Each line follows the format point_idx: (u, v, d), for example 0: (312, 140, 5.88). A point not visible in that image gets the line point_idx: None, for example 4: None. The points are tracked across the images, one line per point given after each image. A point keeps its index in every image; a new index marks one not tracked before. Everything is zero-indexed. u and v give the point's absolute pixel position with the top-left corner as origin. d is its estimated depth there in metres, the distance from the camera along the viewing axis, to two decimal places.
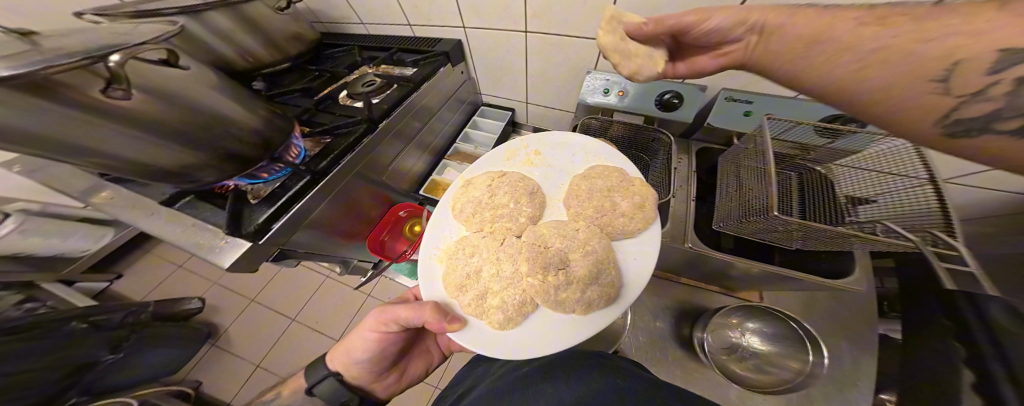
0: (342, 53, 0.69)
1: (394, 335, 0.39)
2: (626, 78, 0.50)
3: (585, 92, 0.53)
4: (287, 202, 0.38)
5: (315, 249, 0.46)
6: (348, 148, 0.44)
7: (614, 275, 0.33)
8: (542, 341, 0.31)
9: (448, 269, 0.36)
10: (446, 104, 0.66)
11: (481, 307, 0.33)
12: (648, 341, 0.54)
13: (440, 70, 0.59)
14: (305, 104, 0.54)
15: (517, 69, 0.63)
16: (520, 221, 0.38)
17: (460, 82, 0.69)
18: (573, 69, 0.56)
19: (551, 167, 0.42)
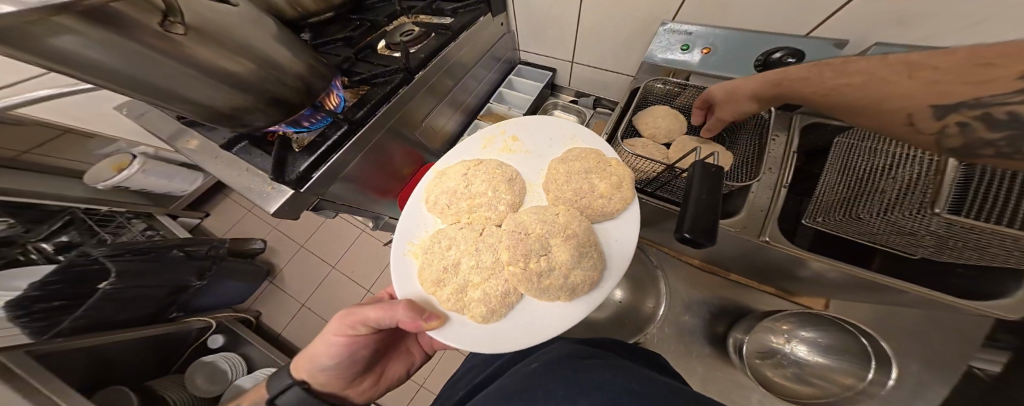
0: (383, 4, 0.65)
1: (364, 339, 0.36)
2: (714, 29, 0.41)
3: (654, 48, 0.46)
4: (326, 151, 0.37)
5: (350, 203, 0.47)
6: (382, 99, 0.41)
7: (597, 259, 0.30)
8: (533, 333, 0.28)
9: (424, 265, 0.32)
10: (482, 61, 0.61)
11: (461, 301, 0.30)
12: (678, 334, 0.50)
13: (480, 20, 0.54)
14: (345, 54, 0.52)
15: (570, 22, 0.55)
16: (500, 210, 0.35)
17: (500, 36, 0.63)
18: (642, 19, 0.46)
19: (530, 155, 0.38)
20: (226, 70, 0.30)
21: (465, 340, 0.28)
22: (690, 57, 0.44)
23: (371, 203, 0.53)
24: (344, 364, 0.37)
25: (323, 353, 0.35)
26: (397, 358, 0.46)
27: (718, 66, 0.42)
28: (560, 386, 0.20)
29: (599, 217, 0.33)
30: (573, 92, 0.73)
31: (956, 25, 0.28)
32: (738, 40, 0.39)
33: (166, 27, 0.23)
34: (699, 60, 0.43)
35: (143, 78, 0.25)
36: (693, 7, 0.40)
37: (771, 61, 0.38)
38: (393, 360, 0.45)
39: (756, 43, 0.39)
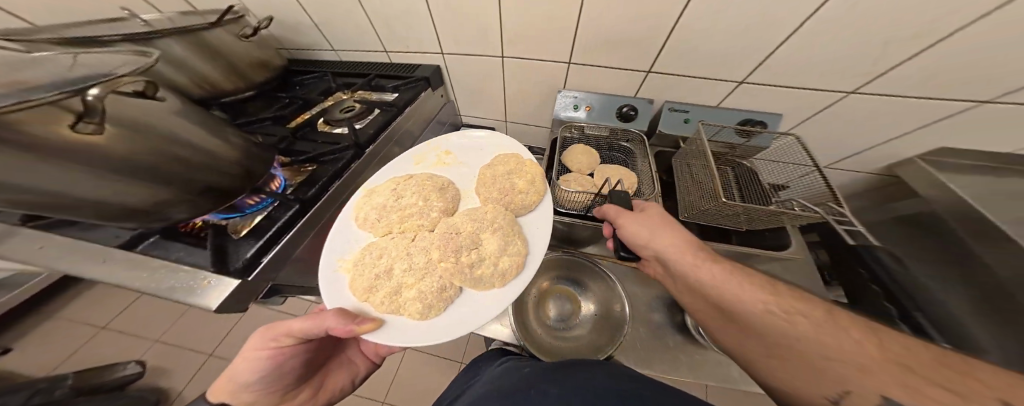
0: (315, 80, 0.69)
1: (295, 349, 0.36)
2: (589, 96, 0.62)
3: (558, 109, 0.64)
4: (274, 235, 0.37)
5: (304, 281, 0.44)
6: (333, 178, 0.43)
7: (520, 244, 0.36)
8: (469, 320, 0.31)
9: (356, 277, 0.34)
10: (427, 127, 0.70)
11: (397, 302, 0.32)
12: (650, 334, 0.56)
13: (421, 94, 0.62)
14: (281, 132, 0.53)
15: (497, 93, 0.73)
16: (433, 216, 0.39)
17: (441, 104, 0.76)
18: (549, 88, 0.67)
19: (462, 165, 0.46)
20: (145, 161, 0.30)
21: (401, 332, 0.30)
22: (580, 112, 0.63)
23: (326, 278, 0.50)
24: (274, 376, 0.36)
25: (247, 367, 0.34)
26: (337, 368, 0.45)
27: (598, 117, 0.63)
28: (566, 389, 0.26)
29: (520, 210, 0.40)
30: None
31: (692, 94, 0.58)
32: (605, 102, 0.61)
33: (80, 127, 0.24)
34: (586, 114, 0.63)
35: (35, 181, 0.24)
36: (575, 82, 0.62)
37: (627, 112, 0.60)
38: (333, 370, 0.45)
39: (617, 101, 0.61)
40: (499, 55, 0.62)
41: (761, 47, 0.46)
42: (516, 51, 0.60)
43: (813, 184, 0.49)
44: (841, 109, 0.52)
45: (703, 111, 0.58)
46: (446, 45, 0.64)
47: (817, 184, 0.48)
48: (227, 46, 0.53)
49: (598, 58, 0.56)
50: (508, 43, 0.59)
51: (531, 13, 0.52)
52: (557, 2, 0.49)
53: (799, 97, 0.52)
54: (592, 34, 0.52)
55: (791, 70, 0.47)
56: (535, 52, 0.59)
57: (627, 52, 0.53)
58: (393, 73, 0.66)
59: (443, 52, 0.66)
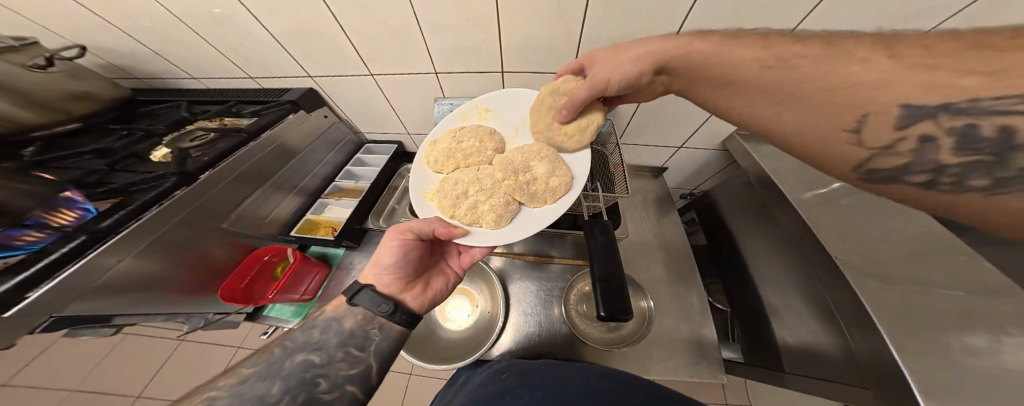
0: (167, 109, 0.76)
1: (416, 242, 0.46)
2: (462, 101, 0.69)
3: (438, 116, 0.71)
4: (43, 271, 0.41)
5: (116, 310, 0.50)
6: (145, 205, 0.51)
7: (564, 171, 0.48)
8: (537, 221, 0.46)
9: (438, 202, 0.48)
10: (312, 146, 0.80)
11: (477, 217, 0.46)
12: (535, 319, 0.69)
13: (287, 117, 0.71)
14: (95, 165, 0.59)
15: (384, 108, 0.78)
16: (488, 153, 0.52)
17: (328, 125, 0.83)
18: (426, 98, 0.72)
19: (500, 119, 0.56)
20: None
21: (482, 236, 0.45)
22: None
23: (167, 302, 0.57)
24: (400, 263, 0.44)
25: (384, 255, 0.44)
26: (438, 274, 0.50)
27: None
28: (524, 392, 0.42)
29: (562, 149, 0.51)
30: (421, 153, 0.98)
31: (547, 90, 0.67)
32: None
33: None
34: None
35: None
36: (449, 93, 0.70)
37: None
38: (437, 274, 0.50)
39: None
40: (366, 72, 0.66)
41: (568, 42, 0.54)
42: (379, 68, 0.64)
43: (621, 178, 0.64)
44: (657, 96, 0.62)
45: None
46: (308, 67, 0.68)
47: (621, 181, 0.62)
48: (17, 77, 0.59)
49: (451, 65, 0.62)
50: (369, 60, 0.63)
51: (373, 34, 0.57)
52: (383, 19, 0.54)
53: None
54: (439, 46, 0.58)
55: None
56: (395, 68, 0.64)
57: (467, 60, 0.61)
58: (256, 99, 0.74)
59: (311, 76, 0.71)
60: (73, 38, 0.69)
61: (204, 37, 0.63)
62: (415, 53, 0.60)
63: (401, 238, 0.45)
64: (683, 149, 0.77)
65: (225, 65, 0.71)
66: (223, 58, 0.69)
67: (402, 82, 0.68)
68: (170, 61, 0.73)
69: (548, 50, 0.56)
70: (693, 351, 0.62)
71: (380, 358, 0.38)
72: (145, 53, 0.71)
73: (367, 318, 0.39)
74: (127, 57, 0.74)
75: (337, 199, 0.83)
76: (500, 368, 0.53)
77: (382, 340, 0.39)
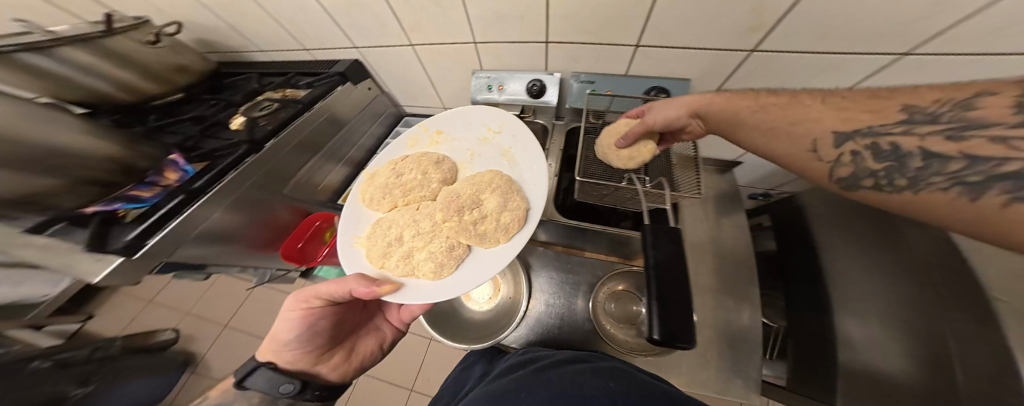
0: (241, 82, 0.86)
1: (323, 310, 0.45)
2: (499, 75, 0.65)
3: (474, 91, 0.68)
4: (158, 221, 0.51)
5: (209, 255, 0.61)
6: (226, 169, 0.58)
7: (519, 201, 0.46)
8: (484, 263, 0.42)
9: (369, 247, 0.46)
10: (359, 117, 0.84)
11: (411, 266, 0.43)
12: (560, 306, 0.68)
13: (337, 88, 0.74)
14: (191, 131, 0.70)
15: (423, 82, 0.78)
16: (433, 186, 0.51)
17: (372, 97, 0.85)
18: (464, 72, 0.69)
19: (453, 143, 0.57)
20: None
21: (416, 289, 0.41)
22: (494, 92, 0.66)
23: (245, 249, 0.68)
24: (309, 333, 0.44)
25: (286, 327, 0.43)
26: (366, 335, 0.55)
27: (510, 99, 0.65)
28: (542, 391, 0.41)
29: (518, 178, 0.50)
30: None
31: (595, 63, 0.58)
32: (512, 80, 0.64)
33: None
34: (498, 94, 0.66)
35: None
36: (486, 66, 0.66)
37: (534, 88, 0.63)
38: (363, 337, 0.54)
39: (528, 77, 0.63)
40: (407, 44, 0.65)
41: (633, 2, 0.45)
42: (419, 38, 0.62)
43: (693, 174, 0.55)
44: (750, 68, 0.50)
45: (609, 81, 0.59)
46: (352, 37, 0.68)
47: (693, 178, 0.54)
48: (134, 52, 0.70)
49: (491, 35, 0.57)
50: (410, 31, 0.62)
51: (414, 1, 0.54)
52: None
53: (696, 59, 0.51)
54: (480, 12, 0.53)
55: (671, 34, 0.48)
56: (434, 38, 0.61)
57: (508, 28, 0.55)
58: (311, 71, 0.79)
59: (355, 46, 0.72)
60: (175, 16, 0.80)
61: (266, 10, 0.67)
62: (453, 22, 0.57)
63: (305, 309, 0.44)
64: None
65: (284, 37, 0.75)
66: (281, 30, 0.73)
67: (440, 54, 0.65)
68: (242, 36, 0.81)
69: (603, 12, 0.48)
70: (736, 370, 0.56)
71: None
72: (224, 29, 0.79)
73: (267, 398, 0.41)
74: (214, 32, 0.83)
75: None
76: (520, 359, 0.53)
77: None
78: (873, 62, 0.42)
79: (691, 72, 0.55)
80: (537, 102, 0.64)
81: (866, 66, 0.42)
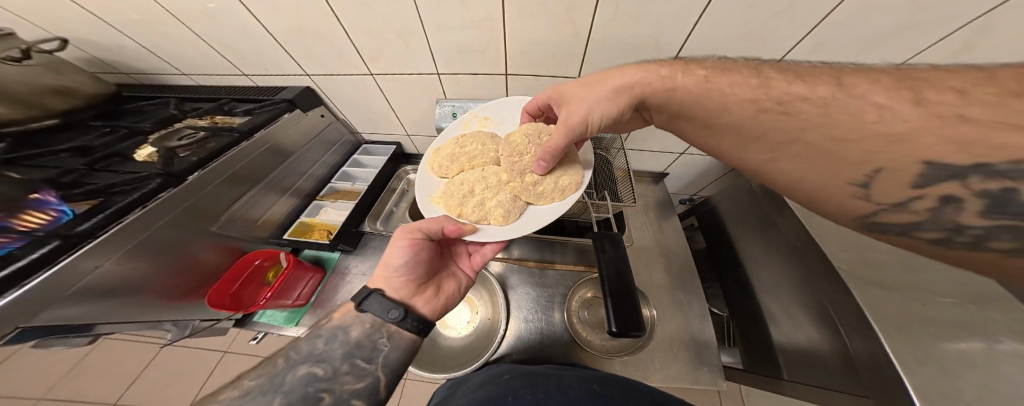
0: (153, 107, 0.73)
1: (426, 243, 0.47)
2: (463, 105, 0.68)
3: (439, 118, 0.69)
4: (16, 275, 0.38)
5: (95, 318, 0.47)
6: (130, 205, 0.49)
7: (575, 170, 0.50)
8: (542, 213, 0.49)
9: (444, 203, 0.51)
10: (309, 145, 0.78)
11: (485, 214, 0.49)
12: (536, 319, 0.69)
13: (283, 116, 0.69)
14: (73, 165, 0.56)
15: (384, 109, 0.76)
16: (491, 155, 0.55)
17: (325, 125, 0.81)
18: (428, 100, 0.71)
19: (501, 125, 0.60)
20: None
21: (491, 231, 0.48)
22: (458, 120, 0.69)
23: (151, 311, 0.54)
24: (410, 264, 0.44)
25: (394, 255, 0.44)
26: (450, 278, 0.50)
27: None
28: (530, 394, 0.42)
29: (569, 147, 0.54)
30: (420, 155, 0.96)
31: None
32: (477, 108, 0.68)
33: None
34: None
35: None
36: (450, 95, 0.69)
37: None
38: (448, 278, 0.50)
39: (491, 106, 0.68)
40: (366, 73, 0.65)
41: (576, 46, 0.54)
42: (381, 68, 0.63)
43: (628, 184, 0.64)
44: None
45: None
46: (305, 66, 0.66)
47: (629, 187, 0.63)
48: None
49: (455, 66, 0.61)
50: (369, 61, 0.62)
51: (376, 33, 0.55)
52: (386, 21, 0.52)
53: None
54: (442, 46, 0.57)
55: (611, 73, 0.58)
56: (395, 69, 0.63)
57: (470, 63, 0.60)
58: (251, 98, 0.72)
59: (308, 75, 0.69)
60: (58, 31, 0.66)
61: (196, 32, 0.61)
62: (415, 54, 0.59)
63: (412, 238, 0.46)
64: (684, 155, 0.77)
65: (218, 61, 0.69)
66: (216, 54, 0.67)
67: (403, 83, 0.66)
68: (159, 57, 0.71)
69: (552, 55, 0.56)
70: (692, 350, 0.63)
71: (389, 370, 0.36)
72: (134, 49, 0.69)
73: (375, 325, 0.39)
74: (117, 52, 0.71)
75: (334, 201, 0.81)
76: (500, 369, 0.52)
77: (391, 351, 0.38)
78: None
79: None
80: None
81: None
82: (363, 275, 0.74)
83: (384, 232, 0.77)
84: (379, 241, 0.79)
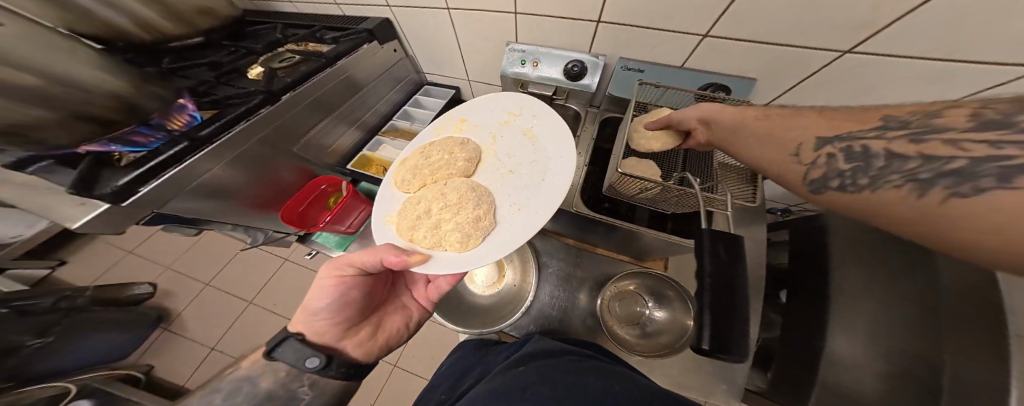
0: (266, 31, 0.81)
1: (353, 281, 0.43)
2: (537, 51, 0.62)
3: (507, 64, 0.64)
4: (157, 166, 0.45)
5: (205, 214, 0.55)
6: (237, 119, 0.54)
7: (546, 174, 0.43)
8: (513, 237, 0.38)
9: (398, 223, 0.44)
10: (379, 81, 0.81)
11: (440, 240, 0.40)
12: (566, 298, 0.65)
13: (361, 47, 0.70)
14: (206, 77, 0.66)
15: (453, 49, 0.74)
16: (459, 166, 0.48)
17: (396, 60, 0.82)
18: (499, 43, 0.65)
19: (477, 128, 0.54)
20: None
21: (444, 258, 0.38)
22: (526, 68, 0.63)
23: (243, 213, 0.63)
24: (338, 305, 0.42)
25: (317, 296, 0.41)
26: (393, 311, 0.51)
27: (542, 77, 0.62)
28: (552, 387, 0.36)
29: (540, 152, 0.46)
30: None
31: (643, 51, 0.55)
32: (553, 57, 0.61)
33: None
34: (531, 70, 0.63)
35: None
36: (523, 39, 0.62)
37: (572, 69, 0.59)
38: (389, 312, 0.50)
39: (566, 56, 0.60)
40: (443, 6, 0.61)
41: None
42: (458, 2, 0.59)
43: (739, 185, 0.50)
44: (829, 71, 0.46)
45: (660, 71, 0.56)
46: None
47: (741, 189, 0.49)
48: None
49: (537, 3, 0.53)
50: None
51: None
52: None
53: (747, 53, 0.48)
54: None
55: (739, 27, 0.45)
56: (474, 2, 0.58)
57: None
58: (336, 26, 0.75)
59: (391, 5, 0.68)
60: None
61: None
62: None
63: (336, 278, 0.42)
64: None
65: None
66: None
67: (477, 20, 0.62)
68: None
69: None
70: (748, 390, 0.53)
71: None
72: None
73: (292, 373, 0.38)
74: None
75: (392, 139, 0.83)
76: (533, 347, 0.50)
77: (313, 398, 0.38)
78: (936, 76, 0.40)
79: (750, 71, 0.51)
80: (571, 83, 0.60)
81: (955, 78, 0.39)
82: None
83: None
84: None
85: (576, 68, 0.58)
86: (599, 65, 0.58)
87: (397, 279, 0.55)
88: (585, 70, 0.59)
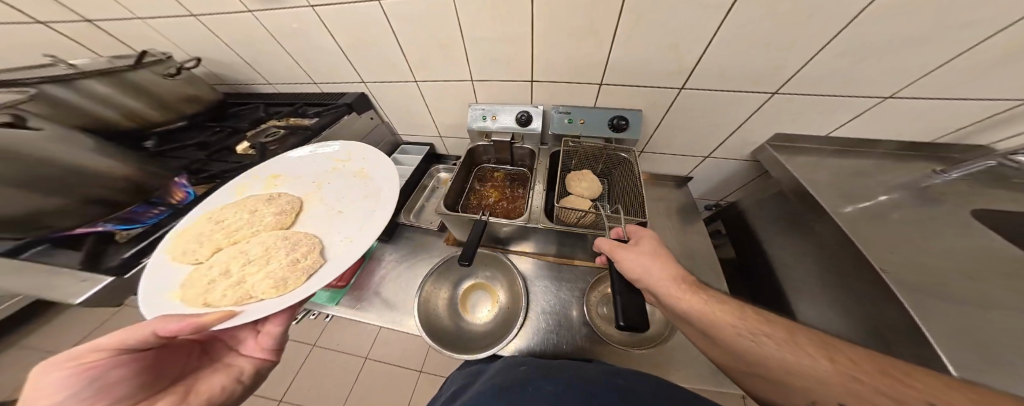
0: (247, 109, 0.90)
1: (121, 360, 0.31)
2: (493, 108, 0.75)
3: (471, 120, 0.77)
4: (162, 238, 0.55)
5: None
6: None
7: (375, 205, 0.55)
8: (337, 267, 0.45)
9: (185, 291, 0.42)
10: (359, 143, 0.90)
11: (244, 297, 0.41)
12: (557, 312, 0.70)
13: (342, 117, 0.80)
14: (196, 155, 0.73)
15: (423, 113, 0.87)
16: (266, 223, 0.53)
17: (373, 126, 0.93)
18: (462, 103, 0.79)
19: (295, 183, 0.63)
20: None
21: (260, 306, 0.40)
22: (487, 121, 0.76)
23: None
24: (93, 393, 0.28)
25: (33, 399, 0.25)
26: (210, 373, 0.40)
27: (501, 126, 0.75)
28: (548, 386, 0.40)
29: (370, 189, 0.58)
30: (450, 156, 1.06)
31: (574, 99, 0.72)
32: (507, 113, 0.74)
33: None
34: (492, 123, 0.75)
35: None
36: (481, 99, 0.77)
37: (522, 118, 0.73)
38: (202, 378, 0.39)
39: (517, 108, 0.74)
40: (412, 80, 0.75)
41: (599, 53, 0.59)
42: (425, 77, 0.73)
43: (636, 192, 0.65)
44: (705, 101, 0.63)
45: (583, 111, 0.71)
46: (365, 76, 0.78)
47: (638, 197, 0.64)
48: (152, 83, 0.75)
49: (488, 74, 0.69)
50: (418, 71, 0.72)
51: (426, 48, 0.65)
52: (435, 34, 0.62)
53: (644, 95, 0.66)
54: (479, 55, 0.65)
55: (636, 81, 0.63)
56: (438, 77, 0.72)
57: (504, 71, 0.68)
58: (318, 102, 0.86)
59: (364, 82, 0.81)
60: (185, 51, 0.84)
61: (285, 48, 0.75)
62: (457, 63, 0.68)
63: (82, 362, 0.28)
64: (708, 159, 0.79)
65: (295, 70, 0.83)
66: (297, 65, 0.81)
67: (442, 89, 0.76)
68: (256, 70, 0.88)
69: (578, 62, 0.62)
70: None
71: None
72: (239, 64, 0.86)
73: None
74: (225, 66, 0.89)
75: None
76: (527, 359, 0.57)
77: None
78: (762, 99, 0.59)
79: (656, 108, 0.68)
80: (525, 128, 0.74)
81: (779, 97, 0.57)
82: (395, 263, 0.81)
83: (417, 224, 0.86)
84: (411, 232, 0.88)
85: (527, 117, 0.73)
86: (540, 113, 0.73)
87: (209, 346, 0.43)
88: (532, 118, 0.73)
